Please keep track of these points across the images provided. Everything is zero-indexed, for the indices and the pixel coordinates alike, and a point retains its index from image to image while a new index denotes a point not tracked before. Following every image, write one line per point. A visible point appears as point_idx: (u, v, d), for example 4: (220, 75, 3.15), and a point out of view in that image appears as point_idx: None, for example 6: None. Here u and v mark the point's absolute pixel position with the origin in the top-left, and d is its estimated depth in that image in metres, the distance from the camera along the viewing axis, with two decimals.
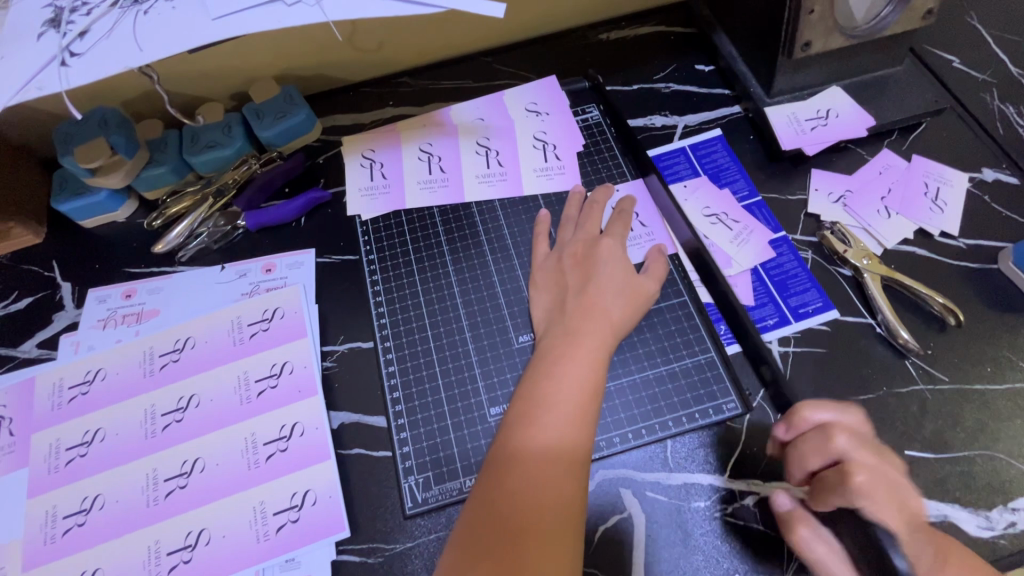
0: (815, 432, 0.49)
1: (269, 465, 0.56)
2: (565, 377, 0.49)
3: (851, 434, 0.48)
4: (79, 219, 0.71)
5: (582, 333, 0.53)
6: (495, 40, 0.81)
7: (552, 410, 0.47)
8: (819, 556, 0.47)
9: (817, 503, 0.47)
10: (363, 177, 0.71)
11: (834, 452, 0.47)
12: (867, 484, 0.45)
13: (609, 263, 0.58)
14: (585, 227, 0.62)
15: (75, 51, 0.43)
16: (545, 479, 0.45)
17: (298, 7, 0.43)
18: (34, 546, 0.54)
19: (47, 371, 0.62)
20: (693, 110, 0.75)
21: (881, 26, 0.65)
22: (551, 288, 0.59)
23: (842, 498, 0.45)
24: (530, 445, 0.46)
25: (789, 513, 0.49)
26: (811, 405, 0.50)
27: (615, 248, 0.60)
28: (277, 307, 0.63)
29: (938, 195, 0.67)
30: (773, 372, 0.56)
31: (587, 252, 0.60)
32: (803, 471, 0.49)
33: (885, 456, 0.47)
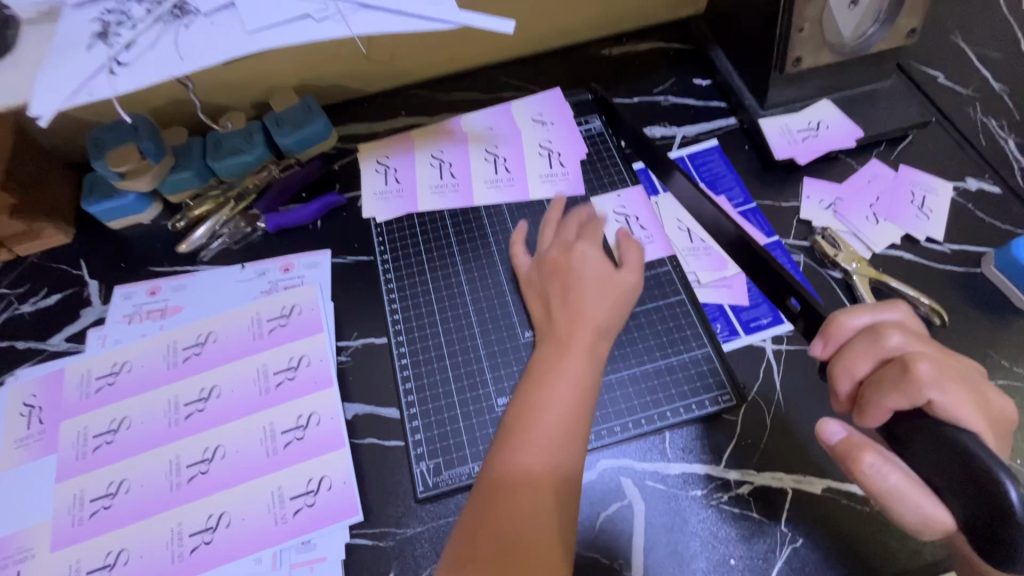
0: (864, 335, 0.44)
1: (286, 453, 0.58)
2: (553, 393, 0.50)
3: (901, 329, 0.44)
4: (106, 221, 0.75)
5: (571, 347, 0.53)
6: (503, 54, 0.86)
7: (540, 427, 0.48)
8: (894, 485, 0.40)
9: (873, 417, 0.42)
10: (378, 181, 0.75)
11: (885, 349, 0.43)
12: (935, 371, 0.40)
13: (591, 269, 0.59)
14: (561, 234, 0.64)
15: (122, 61, 0.47)
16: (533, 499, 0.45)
17: (326, 23, 0.47)
18: (62, 527, 0.57)
19: (75, 363, 0.65)
20: (691, 121, 0.79)
21: (868, 44, 0.69)
22: (533, 286, 0.62)
23: (908, 394, 0.40)
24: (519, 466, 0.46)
25: (847, 441, 0.42)
26: (848, 310, 0.47)
27: (590, 252, 0.60)
28: (295, 304, 0.67)
29: (924, 202, 0.70)
30: (801, 301, 0.53)
31: (564, 257, 0.61)
32: (852, 381, 0.44)
33: (938, 349, 0.44)
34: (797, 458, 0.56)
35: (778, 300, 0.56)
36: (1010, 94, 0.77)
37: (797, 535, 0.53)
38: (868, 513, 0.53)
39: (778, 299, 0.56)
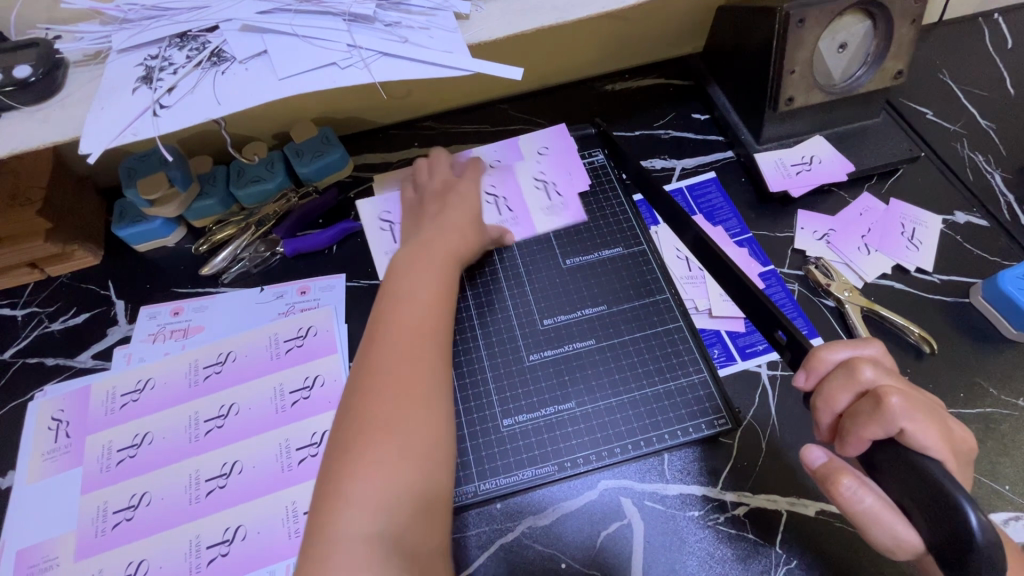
0: (840, 369, 0.47)
1: (300, 469, 0.61)
2: (387, 368, 0.49)
3: (876, 365, 0.47)
4: (134, 244, 0.79)
5: (410, 320, 0.53)
6: (511, 90, 0.90)
7: (380, 397, 0.47)
8: (869, 507, 0.42)
9: (853, 445, 0.45)
10: (380, 210, 0.77)
11: (861, 382, 0.46)
12: (905, 404, 0.43)
13: (450, 230, 0.65)
14: (441, 172, 0.73)
15: (165, 104, 0.51)
16: (388, 469, 0.45)
17: (350, 70, 0.52)
18: (85, 537, 0.59)
19: (101, 379, 0.69)
20: (690, 154, 0.83)
21: (857, 84, 0.73)
22: (410, 214, 0.70)
23: (882, 424, 0.43)
24: (366, 438, 0.46)
25: (827, 466, 0.45)
26: (828, 344, 0.49)
27: (471, 188, 0.71)
28: (311, 325, 0.70)
29: (914, 234, 0.73)
30: (789, 334, 0.54)
31: (445, 190, 0.70)
32: (832, 412, 0.47)
33: (908, 384, 0.46)
34: (792, 481, 0.58)
35: (767, 331, 0.57)
36: (997, 131, 0.80)
37: (792, 556, 0.55)
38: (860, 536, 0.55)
39: (767, 330, 0.57)
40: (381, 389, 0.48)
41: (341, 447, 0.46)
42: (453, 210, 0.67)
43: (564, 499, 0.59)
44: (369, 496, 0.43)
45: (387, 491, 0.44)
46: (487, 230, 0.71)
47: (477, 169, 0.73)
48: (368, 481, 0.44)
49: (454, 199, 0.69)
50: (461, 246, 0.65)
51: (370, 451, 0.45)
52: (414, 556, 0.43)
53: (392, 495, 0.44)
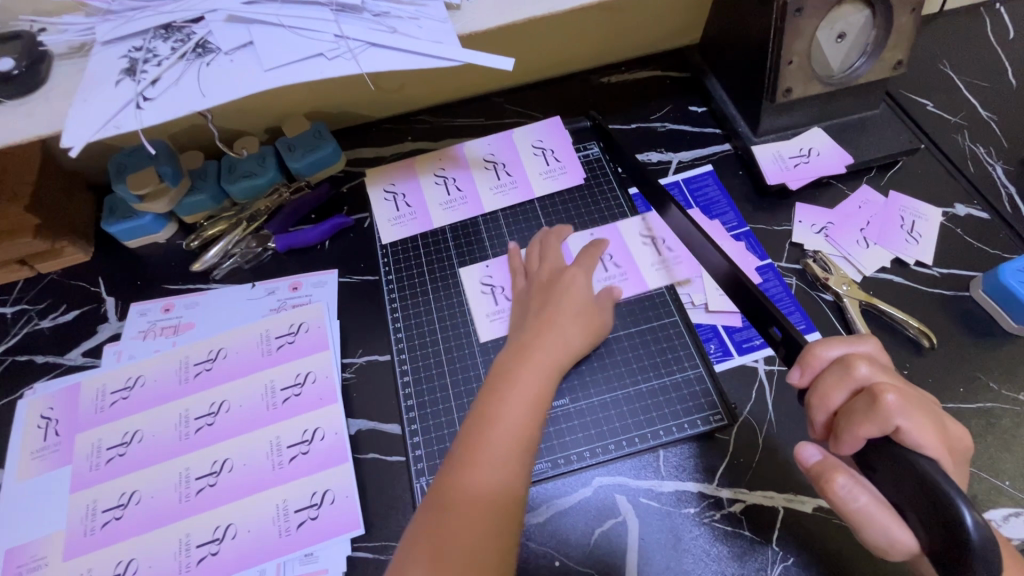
0: (835, 366, 0.46)
1: (292, 466, 0.60)
2: (524, 390, 0.52)
3: (871, 362, 0.46)
4: (125, 240, 0.78)
5: (525, 378, 0.53)
6: (506, 83, 0.89)
7: (513, 413, 0.50)
8: (863, 505, 0.42)
9: (847, 445, 0.44)
10: (482, 272, 0.71)
11: (856, 379, 0.45)
12: (901, 401, 0.42)
13: (571, 303, 0.62)
14: (549, 259, 0.67)
15: (148, 96, 0.50)
16: (504, 474, 0.47)
17: (338, 61, 0.51)
18: (74, 536, 0.59)
19: (91, 377, 0.68)
20: (687, 147, 0.82)
21: (856, 75, 0.72)
22: (518, 312, 0.64)
23: (877, 423, 0.42)
24: (495, 444, 0.48)
25: (822, 464, 0.45)
26: (822, 341, 0.48)
27: (580, 277, 0.64)
28: (302, 322, 0.69)
29: (914, 227, 0.72)
30: (783, 331, 0.53)
31: (553, 279, 0.64)
32: (827, 410, 0.46)
33: (903, 381, 0.46)
34: (788, 478, 0.57)
35: (762, 327, 0.56)
36: (997, 122, 0.79)
37: (789, 554, 0.54)
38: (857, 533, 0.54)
39: (762, 326, 0.56)
40: (484, 441, 0.48)
41: (469, 445, 0.48)
42: (563, 299, 0.62)
43: (559, 496, 0.59)
44: (485, 492, 0.46)
45: (484, 485, 0.46)
46: (602, 313, 0.64)
47: (552, 249, 0.68)
48: (488, 481, 0.46)
49: (552, 286, 0.63)
50: (581, 320, 0.61)
51: (495, 455, 0.47)
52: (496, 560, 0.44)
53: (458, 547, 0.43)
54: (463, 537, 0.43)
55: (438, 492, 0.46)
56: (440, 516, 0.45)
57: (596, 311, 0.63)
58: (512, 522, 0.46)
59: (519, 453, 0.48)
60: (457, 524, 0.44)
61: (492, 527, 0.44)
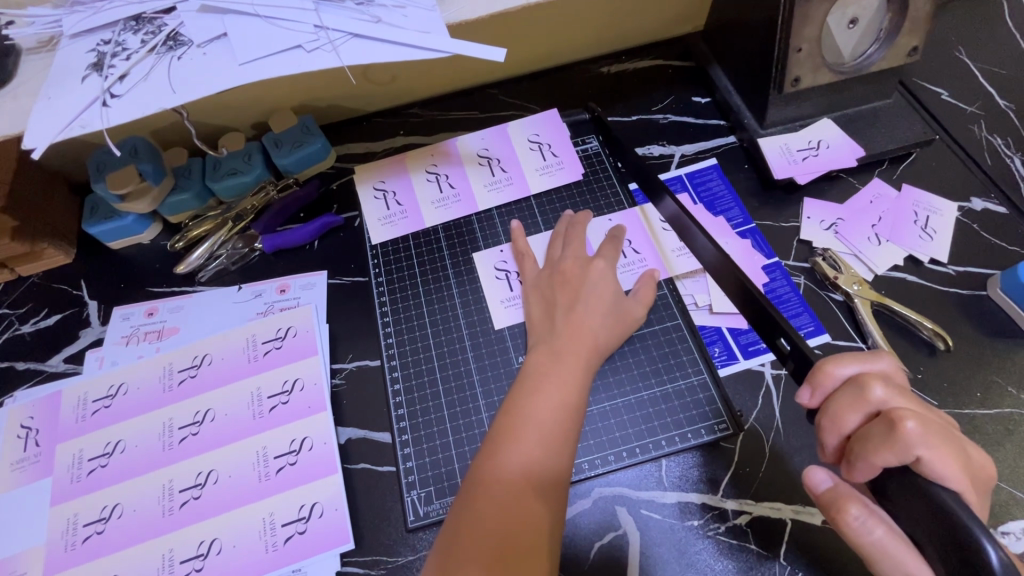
0: (848, 387, 0.44)
1: (279, 478, 0.58)
2: (555, 385, 0.53)
3: (888, 384, 0.44)
4: (107, 241, 0.75)
5: (551, 371, 0.54)
6: (501, 74, 0.86)
7: (543, 407, 0.51)
8: (878, 539, 0.40)
9: (862, 472, 0.42)
10: (495, 257, 0.69)
11: (872, 402, 0.43)
12: (921, 429, 0.39)
13: (599, 291, 0.61)
14: (573, 246, 0.65)
15: (115, 93, 0.47)
16: (534, 463, 0.48)
17: (317, 53, 0.48)
18: (55, 551, 0.57)
19: (72, 385, 0.66)
20: (690, 140, 0.79)
21: (868, 63, 0.68)
22: (541, 302, 0.62)
23: (896, 451, 0.39)
24: (525, 434, 0.49)
25: (833, 491, 0.43)
26: (835, 358, 0.46)
27: (606, 269, 0.63)
28: (290, 326, 0.67)
29: (928, 223, 0.69)
30: (792, 344, 0.51)
31: (577, 271, 0.62)
32: (839, 433, 0.44)
33: (923, 405, 0.43)
34: (797, 489, 0.55)
35: (769, 339, 0.54)
36: (1016, 112, 0.76)
37: (796, 568, 0.52)
38: None
39: (769, 338, 0.54)
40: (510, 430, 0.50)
41: (499, 436, 0.50)
42: (590, 295, 0.60)
43: None
44: (514, 479, 0.47)
45: (507, 474, 0.47)
46: (629, 305, 0.62)
47: (576, 237, 0.66)
48: (518, 470, 0.47)
49: (577, 280, 0.62)
50: (615, 314, 0.60)
51: (526, 445, 0.49)
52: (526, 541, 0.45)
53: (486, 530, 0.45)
54: (493, 521, 0.45)
55: (472, 478, 0.48)
56: (472, 501, 0.46)
57: (623, 304, 0.61)
58: (545, 511, 0.46)
59: (550, 444, 0.49)
60: (488, 508, 0.46)
61: (523, 514, 0.46)
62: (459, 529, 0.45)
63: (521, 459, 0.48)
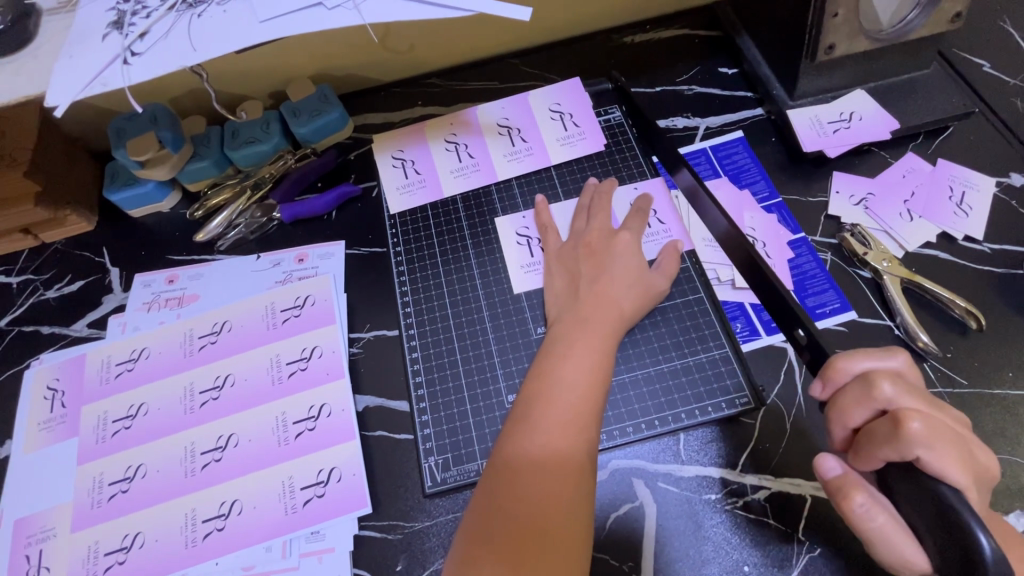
0: (856, 383, 0.43)
1: (298, 443, 0.59)
2: (577, 362, 0.52)
3: (898, 381, 0.42)
4: (128, 209, 0.76)
5: (572, 350, 0.53)
6: (521, 43, 0.84)
7: (566, 386, 0.50)
8: (877, 527, 0.40)
9: (865, 462, 0.42)
10: (517, 223, 0.68)
11: (879, 399, 0.42)
12: (927, 430, 0.39)
13: (625, 262, 0.60)
14: (597, 218, 0.64)
15: (136, 51, 0.47)
16: (561, 443, 0.47)
17: (338, 11, 0.46)
18: (82, 508, 0.58)
19: (96, 349, 0.67)
20: (716, 112, 0.76)
21: (908, 30, 0.65)
22: (564, 272, 0.62)
23: (897, 449, 0.39)
24: (549, 413, 0.48)
25: (841, 478, 0.42)
26: (847, 355, 0.46)
27: (630, 241, 0.62)
28: (309, 295, 0.67)
29: (964, 199, 0.66)
30: (807, 335, 0.52)
31: (602, 243, 0.62)
32: (846, 427, 0.44)
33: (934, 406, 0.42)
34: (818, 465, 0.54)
35: (787, 327, 0.55)
36: None
37: (815, 544, 0.51)
38: None
39: (787, 326, 0.55)
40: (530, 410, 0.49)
41: (522, 416, 0.49)
42: (615, 266, 0.60)
43: None
44: (534, 460, 0.47)
45: (528, 455, 0.47)
46: (651, 277, 0.60)
47: (599, 207, 0.65)
48: (543, 451, 0.47)
49: (602, 251, 0.61)
50: (641, 285, 0.59)
51: (550, 424, 0.48)
52: (552, 520, 0.44)
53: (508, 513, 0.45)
54: (518, 500, 0.45)
55: (498, 459, 0.48)
56: (496, 482, 0.46)
57: (647, 275, 0.60)
58: (577, 490, 0.46)
59: (576, 423, 0.48)
60: (517, 491, 0.46)
61: (554, 494, 0.45)
62: (482, 510, 0.46)
63: (545, 439, 0.47)
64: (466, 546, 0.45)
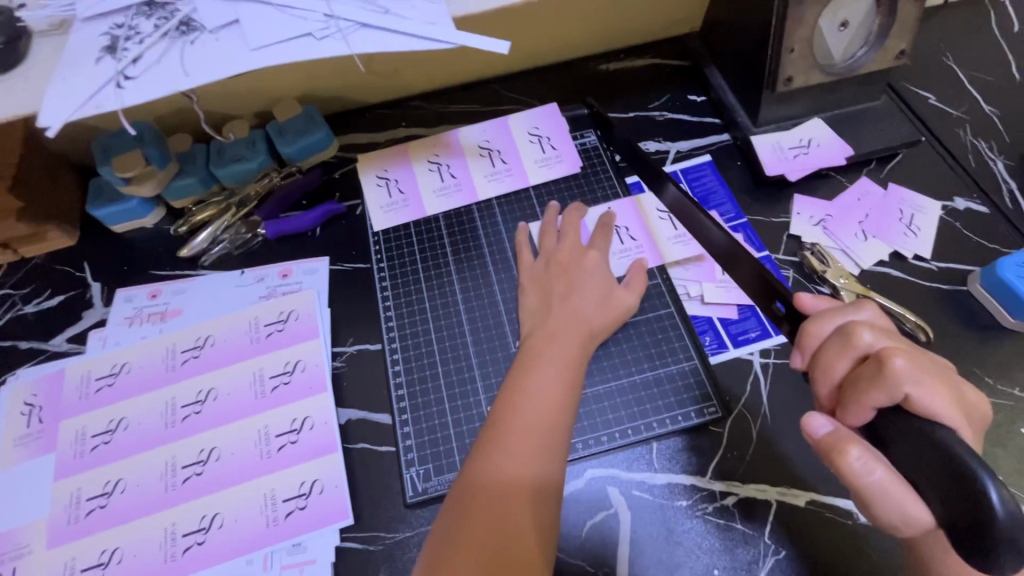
0: (835, 336, 0.43)
1: (280, 456, 0.60)
2: (544, 375, 0.54)
3: (876, 329, 0.42)
4: (111, 225, 0.76)
5: (541, 359, 0.56)
6: (503, 69, 0.88)
7: (533, 401, 0.52)
8: (877, 480, 0.38)
9: (854, 414, 0.40)
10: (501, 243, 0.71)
11: (859, 347, 0.42)
12: (910, 367, 0.38)
13: (595, 276, 0.63)
14: (568, 237, 0.67)
15: (129, 75, 0.49)
16: (529, 446, 0.50)
17: (327, 42, 0.49)
18: (58, 524, 0.58)
19: (76, 363, 0.67)
20: (685, 136, 0.81)
21: (858, 65, 0.71)
22: (538, 291, 0.64)
23: (885, 391, 0.38)
24: (515, 431, 0.50)
25: (834, 434, 0.39)
26: (817, 318, 0.46)
27: (600, 261, 0.65)
28: (292, 310, 0.68)
29: (912, 221, 0.71)
30: (786, 304, 0.53)
31: (572, 262, 0.65)
32: (830, 382, 0.43)
33: (915, 350, 0.42)
34: (782, 471, 0.57)
35: (767, 302, 0.56)
36: (1000, 117, 0.78)
37: (781, 547, 0.54)
38: (850, 527, 0.54)
39: (767, 301, 0.56)
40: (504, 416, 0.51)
41: (490, 432, 0.51)
42: (584, 282, 0.63)
43: None
44: (504, 460, 0.49)
45: (500, 455, 0.49)
46: (620, 294, 0.63)
47: (573, 225, 0.68)
48: (507, 467, 0.48)
49: (573, 269, 0.64)
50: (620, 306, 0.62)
51: (514, 442, 0.50)
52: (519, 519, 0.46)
53: (479, 510, 0.47)
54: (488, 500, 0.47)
55: (462, 474, 0.50)
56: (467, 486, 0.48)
57: (614, 294, 0.63)
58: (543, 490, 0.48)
59: (541, 441, 0.50)
60: (480, 498, 0.47)
61: (512, 516, 0.47)
62: (454, 512, 0.47)
63: (510, 453, 0.49)
64: (435, 548, 0.46)
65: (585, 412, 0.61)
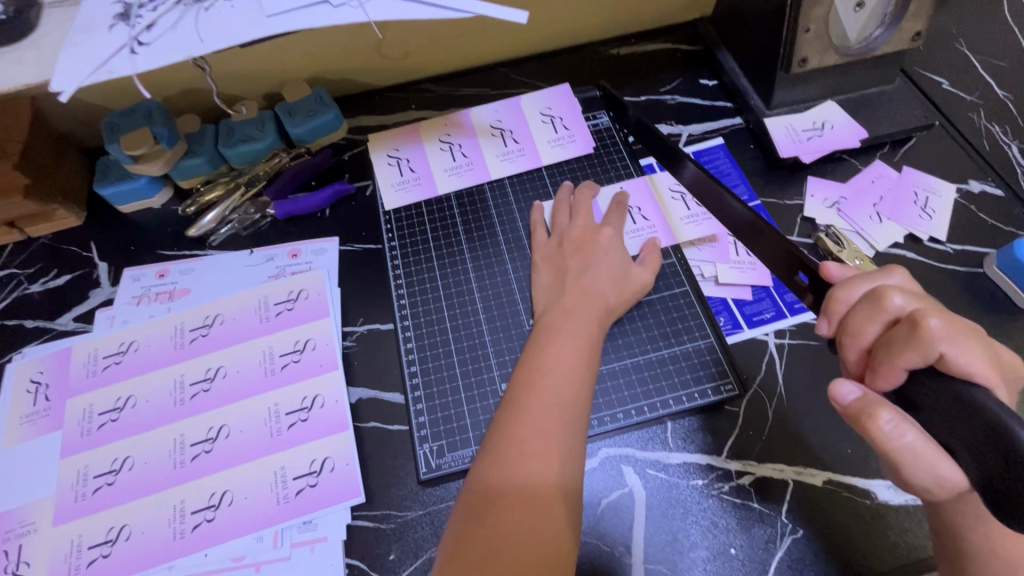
0: (864, 301, 0.42)
1: (290, 434, 0.59)
2: (562, 351, 0.54)
3: (907, 293, 0.42)
4: (118, 204, 0.75)
5: (558, 336, 0.55)
6: (513, 53, 0.87)
7: (553, 375, 0.52)
8: (909, 444, 0.37)
9: (885, 377, 0.40)
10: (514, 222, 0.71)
11: (890, 310, 0.41)
12: (945, 326, 0.37)
13: (610, 255, 0.63)
14: (581, 214, 0.66)
15: (143, 41, 0.48)
16: (551, 421, 0.49)
17: (344, 9, 0.48)
18: (64, 502, 0.57)
19: (83, 342, 0.66)
20: (697, 120, 0.80)
21: (874, 46, 0.70)
22: (552, 269, 0.63)
23: (918, 351, 0.38)
24: (536, 406, 0.49)
25: (863, 398, 0.39)
26: (844, 285, 0.45)
27: (614, 237, 0.64)
28: (302, 289, 0.67)
29: (927, 203, 0.71)
30: (810, 274, 0.53)
31: (586, 238, 0.64)
32: (858, 347, 0.43)
33: (948, 311, 0.41)
34: (799, 450, 0.57)
35: (790, 275, 0.56)
36: (1014, 101, 0.78)
37: (799, 526, 0.53)
38: (868, 506, 0.54)
39: (790, 275, 0.56)
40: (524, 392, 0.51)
41: (510, 404, 0.51)
42: (600, 259, 0.62)
43: None
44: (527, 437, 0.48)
45: (522, 432, 0.48)
46: (634, 272, 0.63)
47: (586, 204, 0.67)
48: (531, 442, 0.48)
49: (588, 247, 0.63)
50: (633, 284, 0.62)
51: (536, 417, 0.49)
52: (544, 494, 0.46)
53: (503, 487, 0.46)
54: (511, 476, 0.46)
55: (483, 450, 0.49)
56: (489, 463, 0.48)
57: (628, 273, 0.62)
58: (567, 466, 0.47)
59: (563, 415, 0.49)
60: (503, 474, 0.46)
61: (535, 491, 0.46)
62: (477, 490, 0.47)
63: (532, 428, 0.48)
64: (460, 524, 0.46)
65: (600, 389, 0.60)
